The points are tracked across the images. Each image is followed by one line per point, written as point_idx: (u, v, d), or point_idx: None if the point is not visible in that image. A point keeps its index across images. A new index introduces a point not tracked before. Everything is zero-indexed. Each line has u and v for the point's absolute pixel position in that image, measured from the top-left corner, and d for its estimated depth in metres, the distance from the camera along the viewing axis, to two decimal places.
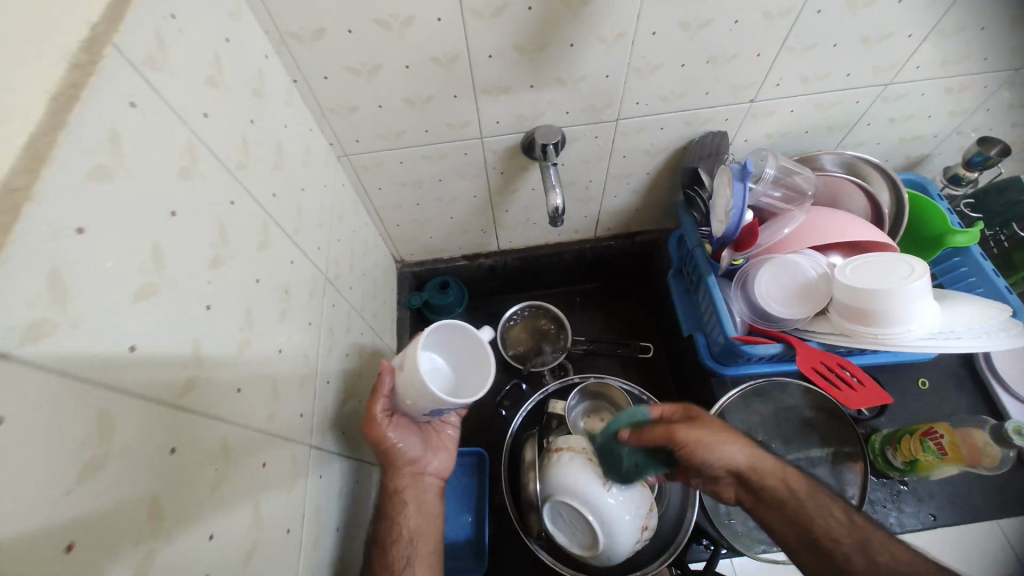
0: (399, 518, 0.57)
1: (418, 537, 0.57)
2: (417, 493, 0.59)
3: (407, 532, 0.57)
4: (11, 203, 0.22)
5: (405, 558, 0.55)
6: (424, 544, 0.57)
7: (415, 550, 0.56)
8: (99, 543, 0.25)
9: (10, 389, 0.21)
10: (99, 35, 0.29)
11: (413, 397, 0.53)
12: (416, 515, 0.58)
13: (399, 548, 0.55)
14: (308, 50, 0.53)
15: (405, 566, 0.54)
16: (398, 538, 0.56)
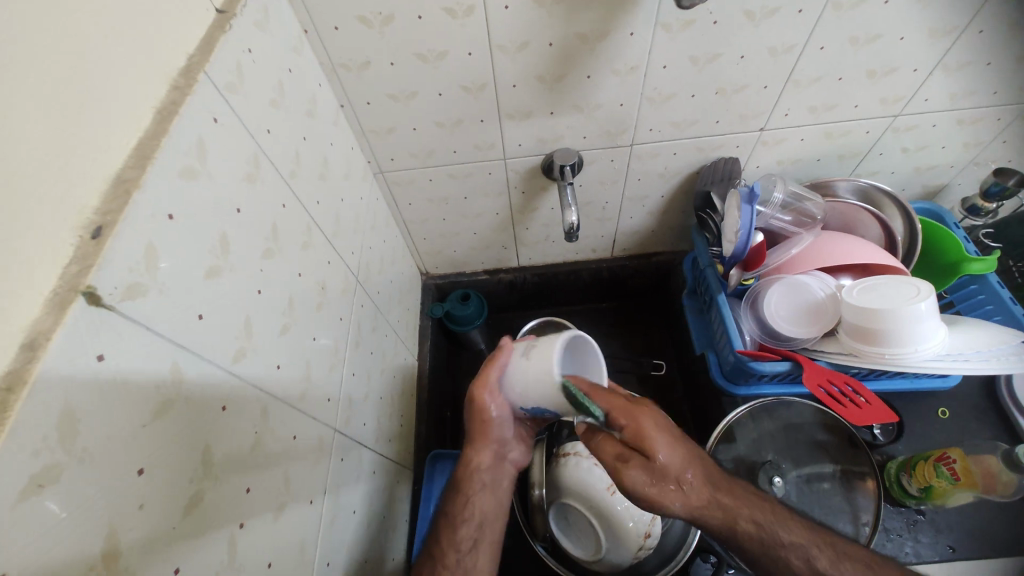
0: (473, 499, 0.60)
1: (487, 523, 0.60)
2: (493, 477, 0.62)
3: (479, 515, 0.60)
4: (122, 191, 0.28)
5: (473, 538, 0.58)
6: (490, 531, 0.60)
7: (482, 535, 0.59)
8: (162, 471, 0.30)
9: (115, 335, 0.27)
10: (194, 65, 0.36)
11: (522, 386, 0.51)
12: (491, 501, 0.61)
13: (468, 530, 0.58)
14: (355, 78, 0.60)
15: (470, 548, 0.57)
16: (469, 518, 0.59)
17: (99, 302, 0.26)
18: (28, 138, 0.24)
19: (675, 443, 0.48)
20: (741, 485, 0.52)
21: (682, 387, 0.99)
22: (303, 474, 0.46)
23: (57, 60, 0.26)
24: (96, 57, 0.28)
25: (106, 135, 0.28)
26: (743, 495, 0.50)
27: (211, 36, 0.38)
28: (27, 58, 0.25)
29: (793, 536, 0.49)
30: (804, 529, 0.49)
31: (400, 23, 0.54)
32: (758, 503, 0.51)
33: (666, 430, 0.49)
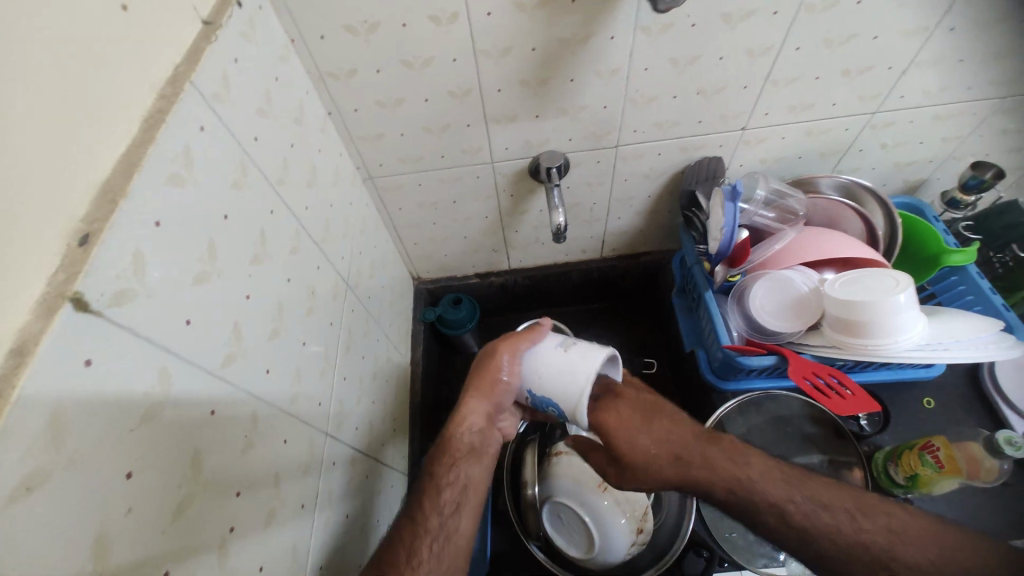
0: (460, 462, 0.53)
1: (471, 488, 0.53)
2: (481, 441, 0.55)
3: (464, 478, 0.52)
4: (109, 199, 0.29)
5: (456, 503, 0.51)
6: (474, 497, 0.53)
7: (466, 499, 0.52)
8: (151, 474, 0.30)
9: (104, 341, 0.28)
10: (180, 74, 0.37)
11: (547, 374, 0.50)
12: (478, 467, 0.54)
13: (453, 492, 0.51)
14: (342, 85, 0.61)
15: (454, 512, 0.50)
16: (454, 479, 0.52)
17: (87, 308, 0.27)
18: (29, 145, 0.25)
19: (632, 437, 0.52)
20: (719, 448, 0.51)
21: (673, 384, 0.99)
22: (294, 476, 0.46)
23: (49, 73, 0.27)
24: (96, 66, 0.30)
25: (103, 142, 0.30)
26: (716, 463, 0.50)
27: (198, 46, 0.39)
28: (32, 67, 0.26)
29: (773, 491, 0.47)
30: (786, 483, 0.47)
31: (385, 30, 0.55)
32: (734, 465, 0.49)
33: (622, 426, 0.52)
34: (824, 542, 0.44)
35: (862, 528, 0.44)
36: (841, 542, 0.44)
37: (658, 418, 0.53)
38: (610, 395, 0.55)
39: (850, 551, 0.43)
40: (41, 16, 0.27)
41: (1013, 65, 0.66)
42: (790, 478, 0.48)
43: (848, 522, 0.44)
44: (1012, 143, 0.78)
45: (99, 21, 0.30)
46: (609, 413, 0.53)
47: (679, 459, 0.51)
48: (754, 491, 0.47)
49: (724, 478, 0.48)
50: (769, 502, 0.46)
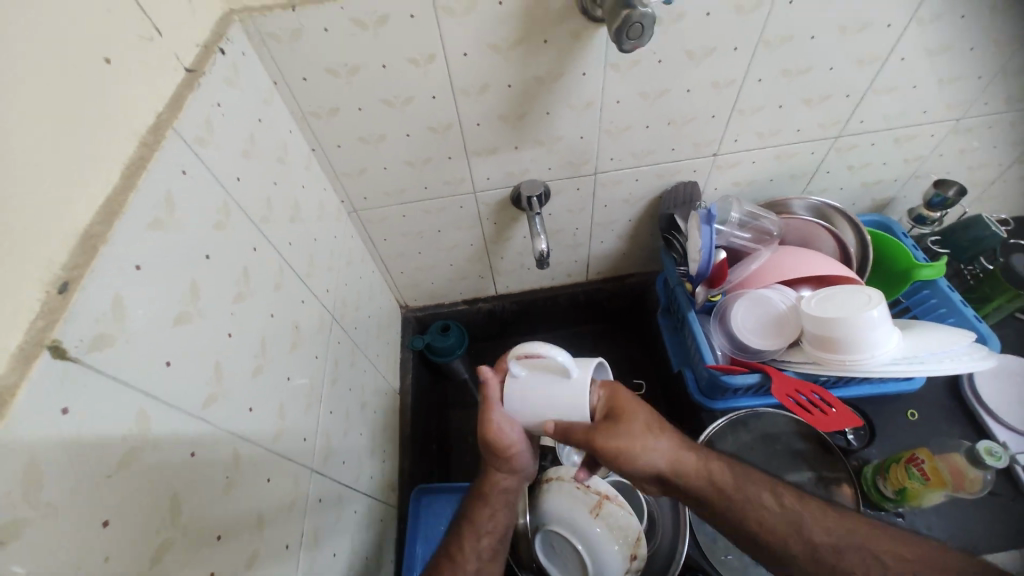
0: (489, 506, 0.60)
1: (504, 532, 0.60)
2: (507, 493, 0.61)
3: (495, 524, 0.59)
4: (90, 246, 0.30)
5: (495, 548, 0.59)
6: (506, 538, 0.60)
7: (502, 543, 0.60)
8: (129, 523, 0.30)
9: (81, 391, 0.28)
10: (163, 120, 0.38)
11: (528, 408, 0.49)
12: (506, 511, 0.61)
13: (488, 537, 0.59)
14: (324, 124, 0.63)
15: (492, 557, 0.58)
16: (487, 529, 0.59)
17: (64, 355, 0.27)
18: (36, 145, 0.28)
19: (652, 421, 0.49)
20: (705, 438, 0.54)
21: (664, 405, 1.00)
22: (276, 516, 0.45)
23: (39, 131, 0.28)
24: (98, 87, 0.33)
25: (102, 143, 0.32)
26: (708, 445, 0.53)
27: (180, 94, 0.41)
28: (31, 64, 0.28)
29: (761, 476, 0.50)
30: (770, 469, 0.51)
31: (367, 72, 0.57)
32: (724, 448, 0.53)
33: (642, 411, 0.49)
34: (815, 527, 0.45)
35: (850, 523, 0.46)
36: (834, 530, 0.45)
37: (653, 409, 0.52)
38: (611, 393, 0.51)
39: (839, 536, 0.44)
40: (44, 51, 0.29)
41: (961, 90, 0.70)
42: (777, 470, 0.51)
43: (837, 517, 0.46)
44: (970, 161, 0.82)
45: (85, 77, 0.32)
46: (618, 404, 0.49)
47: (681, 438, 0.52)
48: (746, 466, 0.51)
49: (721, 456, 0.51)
50: (759, 482, 0.49)
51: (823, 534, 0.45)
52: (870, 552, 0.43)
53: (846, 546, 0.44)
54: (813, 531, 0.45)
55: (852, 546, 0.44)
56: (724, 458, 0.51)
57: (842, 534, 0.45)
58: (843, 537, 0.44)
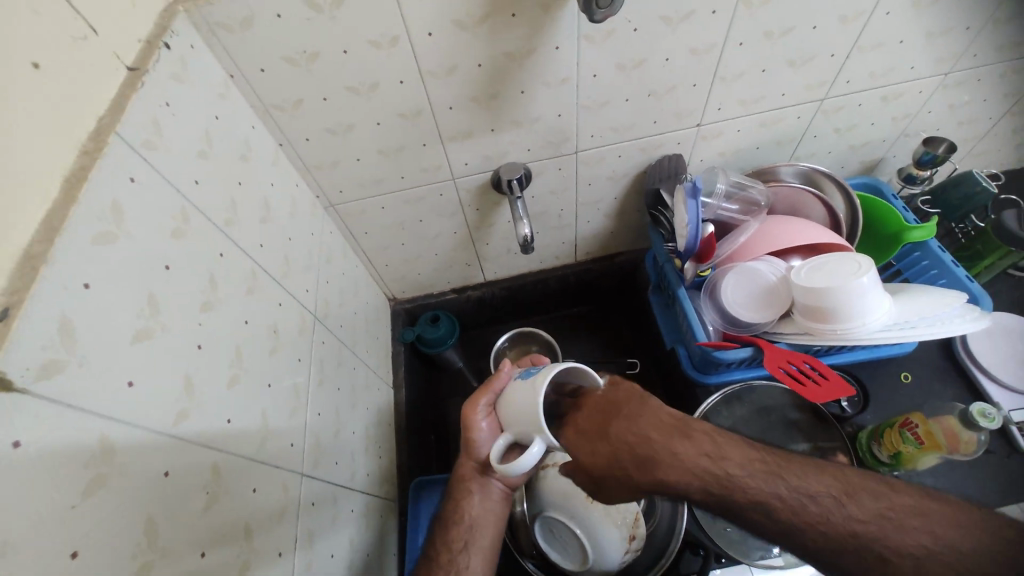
0: (462, 501, 0.56)
1: (480, 526, 0.55)
2: (485, 498, 0.57)
3: (469, 518, 0.55)
4: (30, 268, 0.28)
5: (465, 540, 0.55)
6: (484, 535, 0.55)
7: (474, 537, 0.55)
8: (100, 553, 0.29)
9: (32, 418, 0.26)
10: (106, 125, 0.36)
11: (517, 408, 0.47)
12: (493, 504, 0.57)
13: (459, 531, 0.55)
14: (290, 117, 0.60)
15: (463, 549, 0.54)
16: (460, 521, 0.55)
17: (10, 387, 0.25)
18: None
19: (594, 444, 0.42)
20: (692, 444, 0.39)
21: (660, 382, 1.00)
22: (265, 524, 0.45)
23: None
24: (26, 94, 0.30)
25: (34, 153, 0.30)
26: (690, 461, 0.38)
27: (122, 95, 0.38)
28: None
29: (756, 488, 0.38)
30: (766, 475, 0.38)
31: (328, 59, 0.54)
32: (709, 461, 0.38)
33: (581, 434, 0.43)
34: (807, 534, 0.37)
35: (850, 514, 0.36)
36: (828, 531, 0.36)
37: (615, 419, 0.41)
38: (573, 405, 0.47)
39: (837, 541, 0.36)
40: None
41: (949, 43, 0.68)
42: (771, 469, 0.39)
43: (837, 508, 0.37)
44: (960, 116, 0.80)
45: (17, 81, 0.30)
46: (568, 423, 0.45)
47: (644, 459, 0.39)
48: (734, 490, 0.38)
49: (699, 478, 0.38)
50: (751, 499, 0.38)
51: (818, 543, 0.36)
52: (871, 555, 0.35)
53: (845, 551, 0.36)
54: (805, 537, 0.37)
55: (851, 550, 0.36)
56: (704, 482, 0.38)
57: (838, 534, 0.36)
58: (841, 541, 0.36)
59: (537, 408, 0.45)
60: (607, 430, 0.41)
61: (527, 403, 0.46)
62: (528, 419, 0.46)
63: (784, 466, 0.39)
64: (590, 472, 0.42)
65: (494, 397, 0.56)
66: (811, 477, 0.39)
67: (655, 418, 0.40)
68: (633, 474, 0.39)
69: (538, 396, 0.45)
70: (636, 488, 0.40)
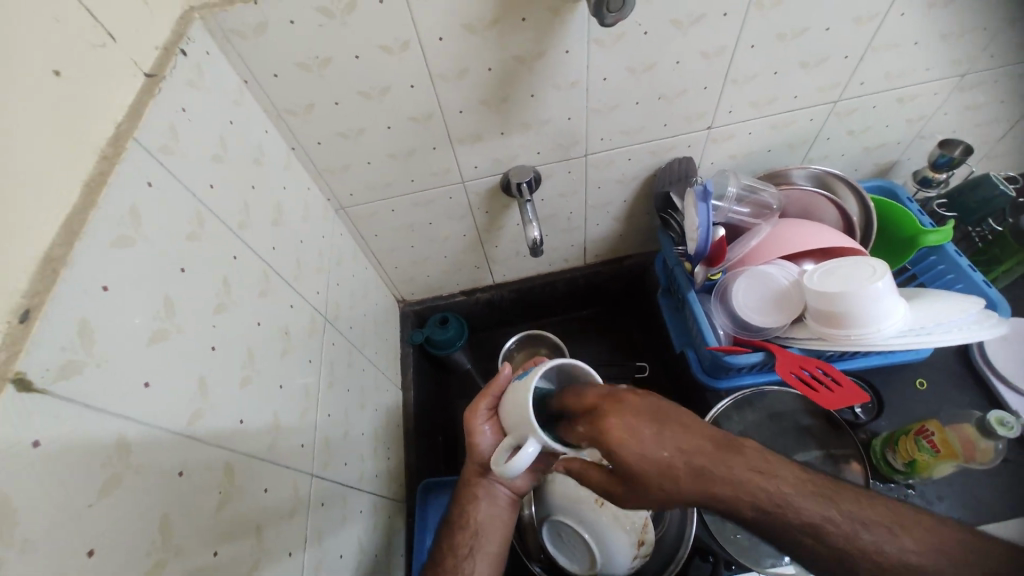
0: (468, 507, 0.57)
1: (487, 532, 0.55)
2: (491, 503, 0.56)
3: (475, 523, 0.55)
4: (50, 270, 0.28)
5: (470, 545, 0.55)
6: (491, 541, 0.55)
7: (480, 543, 0.55)
8: (116, 552, 0.29)
9: (51, 419, 0.27)
10: (124, 131, 0.36)
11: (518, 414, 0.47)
12: (499, 509, 0.57)
13: (464, 536, 0.55)
14: (302, 121, 0.61)
15: (468, 555, 0.54)
16: (465, 526, 0.56)
17: (31, 388, 0.26)
18: None
19: (645, 448, 0.38)
20: (742, 458, 0.39)
21: (670, 385, 0.99)
22: (276, 524, 0.45)
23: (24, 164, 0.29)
24: (48, 101, 0.31)
25: (54, 159, 0.30)
26: (743, 475, 0.38)
27: (139, 101, 0.39)
28: None
29: (808, 509, 0.38)
30: (818, 497, 0.39)
31: (340, 64, 0.55)
32: (760, 477, 0.39)
33: (630, 437, 0.38)
34: (859, 562, 0.37)
35: (906, 546, 0.37)
36: (881, 560, 0.37)
37: (672, 424, 0.38)
38: (606, 400, 0.40)
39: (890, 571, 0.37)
40: None
41: (966, 44, 0.66)
42: (823, 492, 0.39)
43: None
44: (977, 118, 0.79)
45: (18, 81, 0.29)
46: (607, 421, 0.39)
47: (699, 469, 0.38)
48: (786, 510, 0.38)
49: (753, 495, 0.38)
50: (804, 523, 0.38)
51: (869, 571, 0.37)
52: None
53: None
54: (857, 563, 0.37)
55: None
56: (757, 499, 0.38)
57: (891, 564, 0.37)
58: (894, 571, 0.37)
59: (528, 413, 0.44)
60: (659, 434, 0.38)
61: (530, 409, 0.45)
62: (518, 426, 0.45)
63: (839, 491, 0.40)
64: (632, 474, 0.39)
65: (495, 401, 0.55)
66: (857, 502, 0.39)
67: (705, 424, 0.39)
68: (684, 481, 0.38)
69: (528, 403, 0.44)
70: (679, 499, 0.39)
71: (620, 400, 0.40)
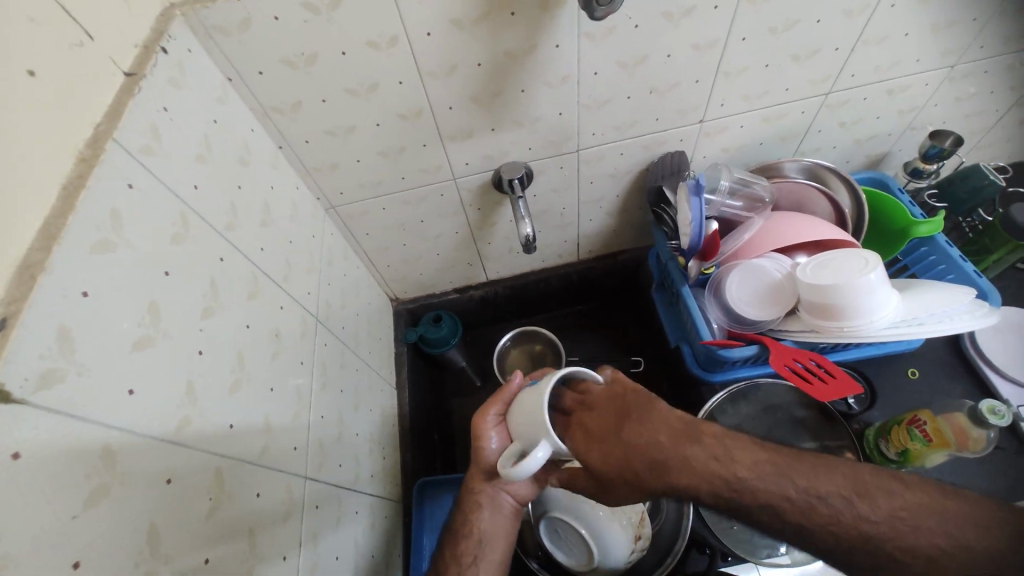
0: (472, 516, 0.56)
1: (489, 541, 0.56)
2: (494, 512, 0.56)
3: (479, 532, 0.55)
4: (28, 276, 0.28)
5: (474, 555, 0.55)
6: (494, 549, 0.56)
7: (484, 552, 0.55)
8: (103, 564, 0.29)
9: (30, 430, 0.26)
10: (103, 132, 0.35)
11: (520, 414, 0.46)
12: (503, 518, 0.56)
13: (468, 545, 0.55)
14: (289, 120, 0.60)
15: (471, 564, 0.54)
16: (470, 534, 0.55)
17: (8, 398, 0.25)
18: None
19: (605, 448, 0.43)
20: (699, 447, 0.40)
21: (665, 379, 0.99)
22: (270, 528, 0.45)
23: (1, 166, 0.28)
24: (20, 101, 0.30)
25: (28, 163, 0.29)
26: (699, 465, 0.39)
27: (119, 101, 0.38)
28: None
29: (764, 488, 0.38)
30: (775, 476, 0.38)
31: (326, 60, 0.54)
32: (717, 463, 0.39)
33: (592, 440, 0.44)
34: (819, 536, 0.36)
35: (863, 515, 0.35)
36: (839, 533, 0.36)
37: (627, 423, 0.43)
38: (578, 408, 0.48)
39: (848, 542, 0.35)
40: None
41: (956, 34, 0.66)
42: (781, 469, 0.38)
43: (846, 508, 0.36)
44: (967, 108, 0.79)
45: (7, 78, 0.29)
46: (575, 428, 0.46)
47: (655, 464, 0.41)
48: (744, 491, 0.38)
49: (709, 480, 0.39)
50: (759, 500, 0.38)
51: (830, 544, 0.36)
52: (883, 554, 0.34)
53: (856, 551, 0.35)
54: (816, 537, 0.36)
55: (863, 550, 0.35)
56: (713, 485, 0.39)
57: (849, 534, 0.35)
58: (853, 542, 0.35)
59: (544, 415, 0.44)
60: (613, 435, 0.43)
61: (532, 410, 0.45)
62: (531, 430, 0.44)
63: (795, 466, 0.39)
64: (601, 475, 0.44)
65: (506, 406, 0.55)
66: (821, 477, 0.38)
67: (666, 420, 0.42)
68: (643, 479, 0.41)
69: (544, 404, 0.44)
70: (647, 491, 0.42)
71: (588, 406, 0.47)
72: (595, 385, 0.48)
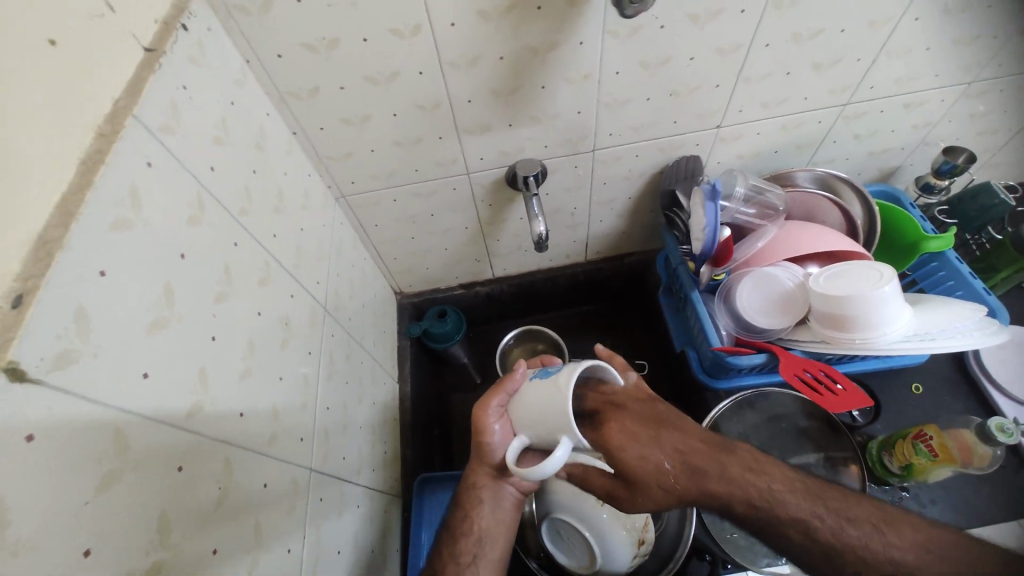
0: (472, 514, 0.55)
1: (489, 538, 0.55)
2: (495, 508, 0.56)
3: (479, 530, 0.55)
4: (44, 253, 0.26)
5: (473, 554, 0.54)
6: (493, 548, 0.55)
7: (484, 550, 0.55)
8: (112, 552, 0.28)
9: (43, 410, 0.25)
10: (122, 107, 0.34)
11: (532, 413, 0.46)
12: (505, 512, 0.56)
13: (467, 543, 0.54)
14: (305, 105, 0.59)
15: (471, 563, 0.54)
16: (470, 532, 0.55)
17: (23, 377, 0.24)
18: None
19: (645, 449, 0.43)
20: (735, 459, 0.43)
21: (666, 383, 0.99)
22: (276, 519, 0.44)
23: (18, 136, 0.27)
24: (41, 79, 0.29)
25: (53, 138, 0.28)
26: (734, 473, 0.42)
27: (139, 77, 0.36)
28: None
29: (796, 505, 0.40)
30: (807, 495, 0.40)
31: (345, 46, 0.53)
32: (752, 475, 0.42)
33: (631, 437, 0.43)
34: (846, 557, 0.37)
35: (890, 542, 0.37)
36: (865, 557, 0.37)
37: (667, 427, 0.44)
38: (607, 406, 0.45)
39: (875, 567, 0.37)
40: None
41: (977, 50, 0.66)
42: (812, 489, 0.41)
43: (877, 535, 0.38)
44: (981, 126, 0.79)
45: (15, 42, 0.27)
46: (606, 425, 0.44)
47: (692, 468, 0.42)
48: (775, 505, 0.40)
49: (744, 490, 0.41)
50: (790, 516, 0.40)
51: (857, 569, 0.37)
52: None
53: None
54: (844, 560, 0.38)
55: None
56: (747, 493, 0.41)
57: (876, 559, 0.37)
58: (879, 566, 0.37)
59: (567, 414, 0.42)
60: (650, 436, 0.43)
61: (543, 408, 0.44)
62: (544, 429, 0.44)
63: (826, 490, 0.41)
64: (637, 476, 0.43)
65: (508, 398, 0.53)
66: (847, 501, 0.40)
67: (700, 432, 0.44)
68: (673, 476, 0.42)
69: (568, 402, 0.42)
70: (679, 497, 0.43)
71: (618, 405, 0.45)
72: (615, 382, 0.46)
